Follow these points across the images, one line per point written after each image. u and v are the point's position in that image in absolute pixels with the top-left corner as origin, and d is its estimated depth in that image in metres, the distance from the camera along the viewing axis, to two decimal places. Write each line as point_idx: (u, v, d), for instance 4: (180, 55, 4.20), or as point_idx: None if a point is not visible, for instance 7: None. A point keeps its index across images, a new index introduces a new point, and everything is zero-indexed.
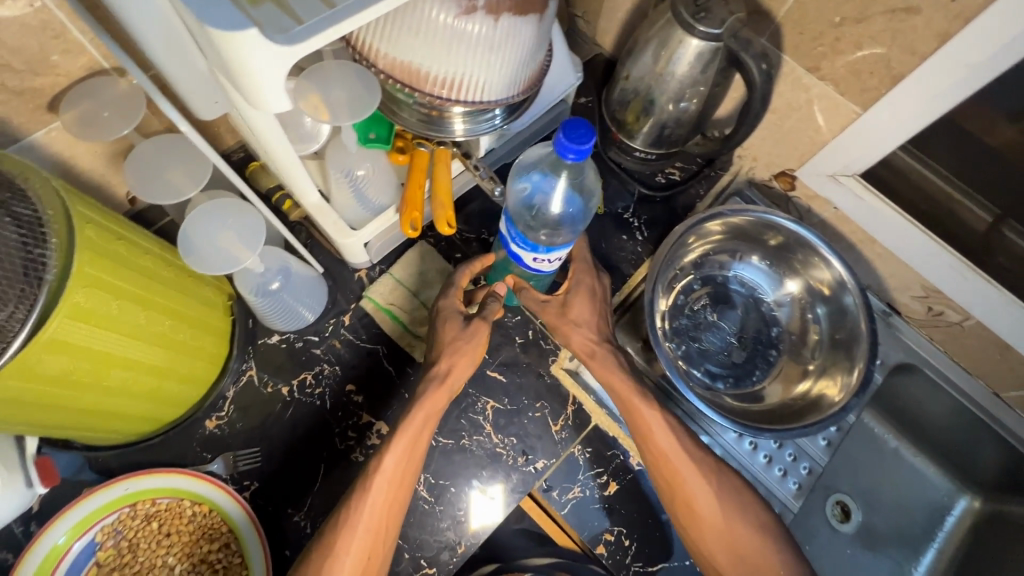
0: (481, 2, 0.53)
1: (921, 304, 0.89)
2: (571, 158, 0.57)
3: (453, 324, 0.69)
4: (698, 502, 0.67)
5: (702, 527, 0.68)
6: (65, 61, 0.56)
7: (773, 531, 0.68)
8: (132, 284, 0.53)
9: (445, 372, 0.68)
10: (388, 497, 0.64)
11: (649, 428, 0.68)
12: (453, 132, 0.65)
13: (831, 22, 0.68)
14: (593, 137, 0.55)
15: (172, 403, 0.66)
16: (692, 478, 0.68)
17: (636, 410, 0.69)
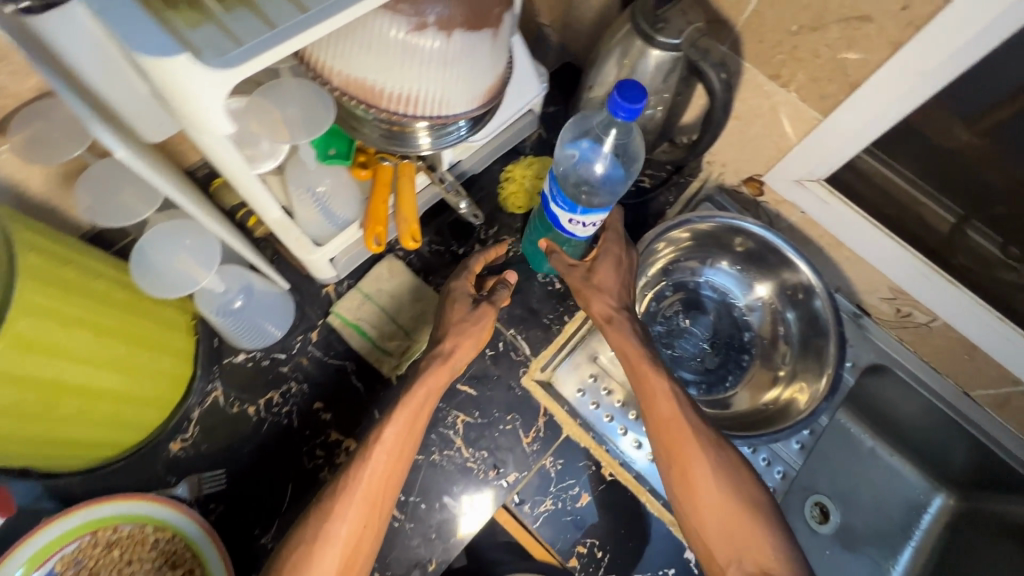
0: (432, 18, 0.52)
1: (890, 306, 0.90)
2: (622, 117, 0.59)
3: (461, 309, 0.72)
4: (692, 474, 0.67)
5: (694, 502, 0.66)
6: (12, 82, 0.54)
7: (764, 513, 0.66)
8: (82, 310, 0.52)
9: (449, 354, 0.70)
10: (385, 471, 0.64)
11: (649, 394, 0.69)
12: (418, 146, 0.64)
13: (789, 31, 0.68)
14: (645, 97, 0.58)
15: (132, 428, 0.65)
16: (690, 447, 0.67)
17: (641, 378, 0.70)
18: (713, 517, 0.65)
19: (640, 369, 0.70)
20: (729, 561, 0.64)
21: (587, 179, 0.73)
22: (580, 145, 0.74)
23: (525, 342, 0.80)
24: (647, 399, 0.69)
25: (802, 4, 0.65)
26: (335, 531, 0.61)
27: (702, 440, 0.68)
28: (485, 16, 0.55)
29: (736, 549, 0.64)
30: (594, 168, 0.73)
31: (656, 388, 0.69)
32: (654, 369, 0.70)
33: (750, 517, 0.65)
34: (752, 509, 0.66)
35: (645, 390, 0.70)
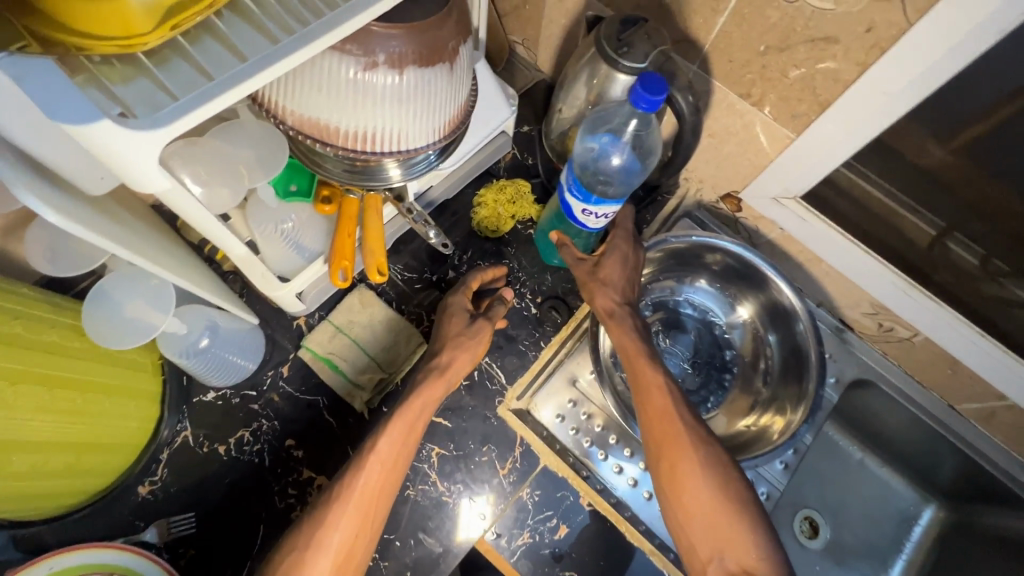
0: (382, 57, 0.50)
1: (872, 320, 0.89)
2: (643, 108, 0.59)
3: (459, 321, 0.73)
4: (682, 470, 0.65)
5: (683, 500, 0.64)
6: None
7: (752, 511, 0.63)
8: (28, 365, 0.51)
9: (448, 365, 0.70)
10: (378, 479, 0.63)
11: (645, 389, 0.68)
12: (388, 178, 0.63)
13: (757, 51, 0.67)
14: (666, 89, 0.58)
15: (97, 473, 0.64)
16: (681, 444, 0.65)
17: (639, 376, 0.69)
18: (698, 514, 0.63)
19: (638, 366, 0.69)
20: (711, 558, 0.62)
21: (605, 171, 0.72)
22: (600, 137, 0.72)
23: (500, 369, 0.79)
24: (644, 394, 0.68)
25: (768, 25, 0.64)
26: (326, 538, 0.60)
27: (693, 438, 0.66)
28: (440, 51, 0.52)
29: (718, 546, 0.62)
30: (613, 161, 0.72)
31: (653, 385, 0.68)
32: (651, 366, 0.69)
33: (735, 516, 0.63)
34: (739, 508, 0.63)
35: (642, 386, 0.69)
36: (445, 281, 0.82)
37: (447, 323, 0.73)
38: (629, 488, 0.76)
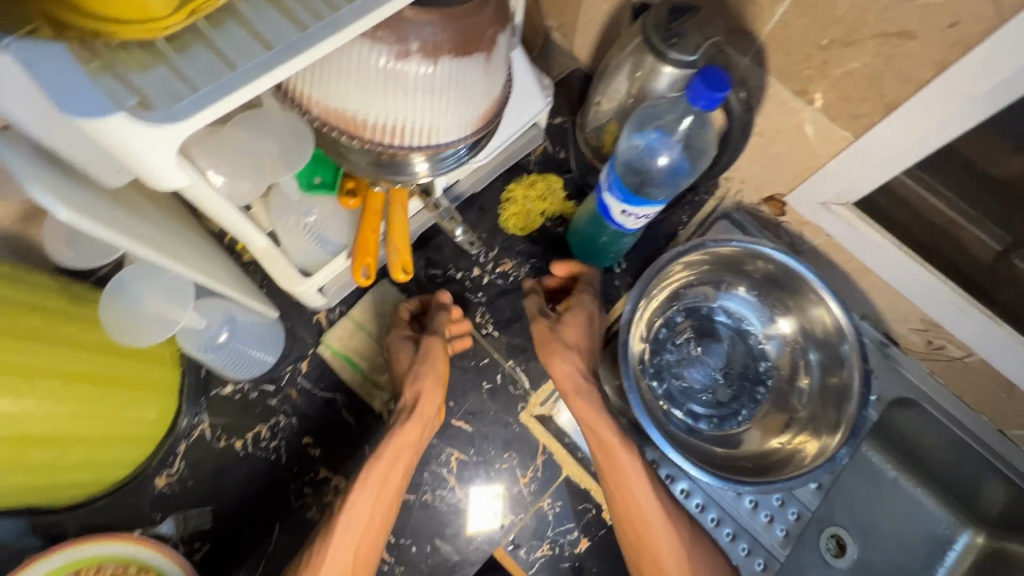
0: (415, 46, 0.46)
1: (920, 337, 0.83)
2: (701, 105, 0.54)
3: (406, 353, 0.71)
4: (659, 550, 0.64)
5: (658, 571, 0.64)
6: None
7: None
8: (43, 359, 0.49)
9: (420, 409, 0.67)
10: (363, 540, 0.63)
11: (621, 474, 0.66)
12: (415, 174, 0.57)
13: (819, 44, 0.61)
14: (728, 86, 0.52)
15: (116, 465, 0.63)
16: (660, 529, 0.65)
17: (606, 455, 0.67)
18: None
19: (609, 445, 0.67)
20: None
21: (652, 171, 0.67)
22: (647, 134, 0.66)
23: (524, 374, 0.76)
24: (613, 477, 0.66)
25: (835, 17, 0.58)
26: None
27: (665, 518, 0.65)
28: (477, 40, 0.48)
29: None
30: (661, 160, 0.67)
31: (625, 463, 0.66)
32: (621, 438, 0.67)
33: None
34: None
35: (612, 470, 0.66)
36: (470, 278, 0.79)
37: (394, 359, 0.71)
38: None
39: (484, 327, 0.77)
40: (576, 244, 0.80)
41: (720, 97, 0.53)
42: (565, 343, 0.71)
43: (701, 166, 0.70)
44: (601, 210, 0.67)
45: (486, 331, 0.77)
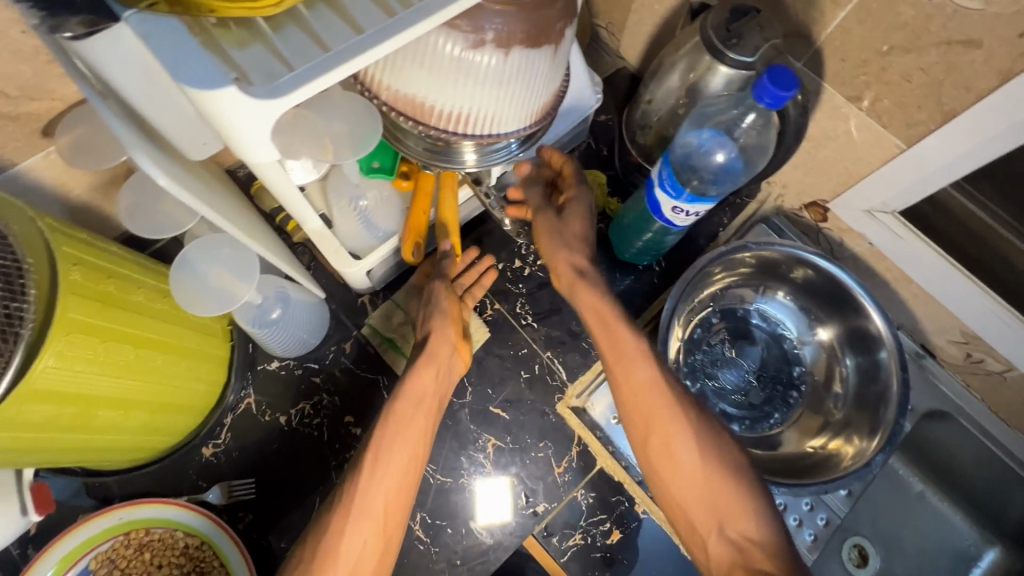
0: (490, 36, 0.47)
1: (959, 350, 0.83)
2: (766, 102, 0.55)
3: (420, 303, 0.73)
4: (669, 442, 0.58)
5: (675, 471, 0.57)
6: (62, 86, 0.54)
7: (746, 475, 0.56)
8: (120, 325, 0.51)
9: (434, 348, 0.66)
10: (398, 482, 0.59)
11: (628, 363, 0.61)
12: (463, 162, 0.59)
13: (878, 50, 0.61)
14: (798, 85, 0.54)
15: (168, 432, 0.65)
16: (672, 421, 0.58)
17: (605, 336, 0.63)
18: (683, 478, 0.57)
19: (611, 318, 0.63)
20: (712, 530, 0.55)
21: (706, 168, 0.68)
22: (702, 133, 0.67)
23: (561, 366, 0.77)
24: (613, 357, 0.62)
25: (897, 23, 0.58)
26: (344, 549, 0.56)
27: (672, 404, 0.58)
28: (548, 32, 0.49)
29: (717, 515, 0.55)
30: (716, 158, 0.68)
31: (626, 340, 0.62)
32: (622, 314, 0.63)
33: (724, 480, 0.56)
34: (730, 474, 0.56)
35: (612, 349, 0.62)
36: (510, 270, 0.80)
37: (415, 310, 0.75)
38: None
39: (523, 318, 0.78)
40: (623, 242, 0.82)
41: (787, 96, 0.55)
42: (558, 247, 0.69)
43: (755, 168, 0.72)
44: (652, 205, 0.69)
45: (525, 322, 0.78)
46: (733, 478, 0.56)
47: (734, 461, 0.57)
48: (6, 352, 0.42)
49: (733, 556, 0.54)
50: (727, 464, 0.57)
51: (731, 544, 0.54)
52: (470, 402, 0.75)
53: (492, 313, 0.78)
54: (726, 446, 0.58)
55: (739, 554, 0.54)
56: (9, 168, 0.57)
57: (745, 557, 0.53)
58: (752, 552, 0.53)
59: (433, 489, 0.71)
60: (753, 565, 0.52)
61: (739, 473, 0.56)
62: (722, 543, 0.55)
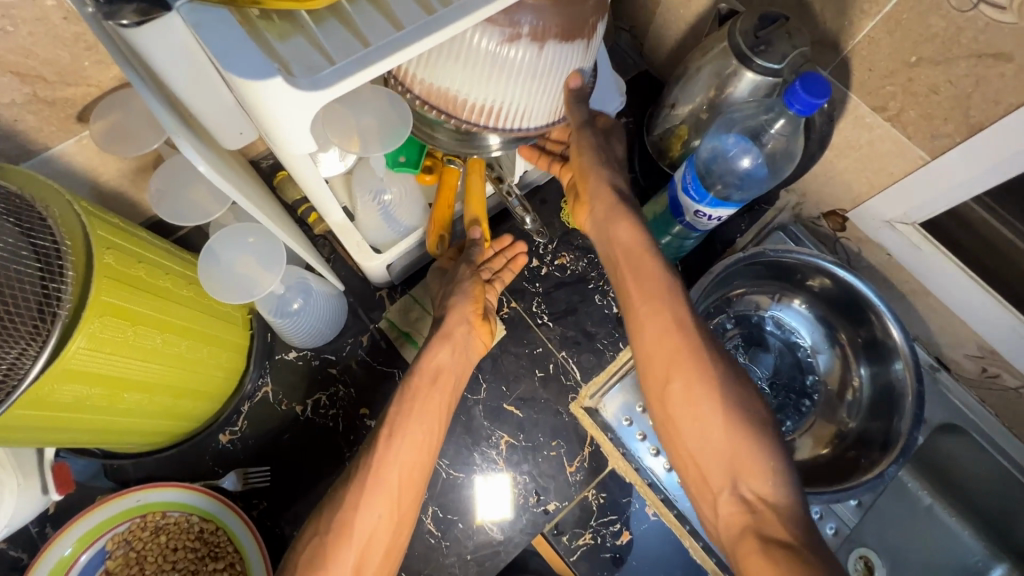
0: (527, 29, 0.47)
1: (975, 364, 0.82)
2: (796, 109, 0.56)
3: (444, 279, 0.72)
4: (693, 393, 0.56)
5: (690, 414, 0.56)
6: (97, 71, 0.55)
7: (767, 433, 0.55)
8: (148, 310, 0.51)
9: (449, 327, 0.67)
10: (412, 462, 0.60)
11: (654, 300, 0.59)
12: (489, 146, 0.59)
13: (906, 62, 0.61)
14: (830, 94, 0.54)
15: (186, 418, 0.66)
16: (695, 363, 0.56)
17: (632, 279, 0.61)
18: (698, 430, 0.56)
19: (644, 259, 0.61)
20: (724, 485, 0.54)
21: (730, 171, 0.70)
22: (726, 138, 0.69)
23: (576, 366, 0.77)
24: (640, 301, 0.59)
25: (927, 34, 0.58)
26: (358, 523, 0.57)
27: (698, 353, 0.57)
28: (582, 27, 0.50)
29: (732, 470, 0.54)
30: (742, 163, 0.69)
31: (656, 285, 0.59)
32: (655, 259, 0.61)
33: (743, 437, 0.54)
34: (749, 432, 0.55)
35: (640, 293, 0.60)
36: (528, 269, 0.80)
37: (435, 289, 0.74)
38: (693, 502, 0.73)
39: (540, 317, 0.79)
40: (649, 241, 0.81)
41: (818, 102, 0.55)
42: (592, 170, 0.66)
43: (782, 173, 0.72)
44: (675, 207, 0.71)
45: (540, 321, 0.79)
46: (754, 436, 0.55)
47: (756, 418, 0.56)
48: (45, 332, 0.43)
49: (742, 514, 0.53)
50: (747, 421, 0.55)
51: (741, 500, 0.53)
52: (484, 398, 0.75)
53: (508, 310, 0.79)
54: (750, 405, 0.56)
55: (749, 511, 0.52)
56: (41, 151, 0.58)
57: (756, 515, 0.52)
58: (765, 511, 0.52)
59: (447, 484, 0.72)
60: (764, 525, 0.51)
61: (759, 431, 0.55)
62: (733, 499, 0.53)
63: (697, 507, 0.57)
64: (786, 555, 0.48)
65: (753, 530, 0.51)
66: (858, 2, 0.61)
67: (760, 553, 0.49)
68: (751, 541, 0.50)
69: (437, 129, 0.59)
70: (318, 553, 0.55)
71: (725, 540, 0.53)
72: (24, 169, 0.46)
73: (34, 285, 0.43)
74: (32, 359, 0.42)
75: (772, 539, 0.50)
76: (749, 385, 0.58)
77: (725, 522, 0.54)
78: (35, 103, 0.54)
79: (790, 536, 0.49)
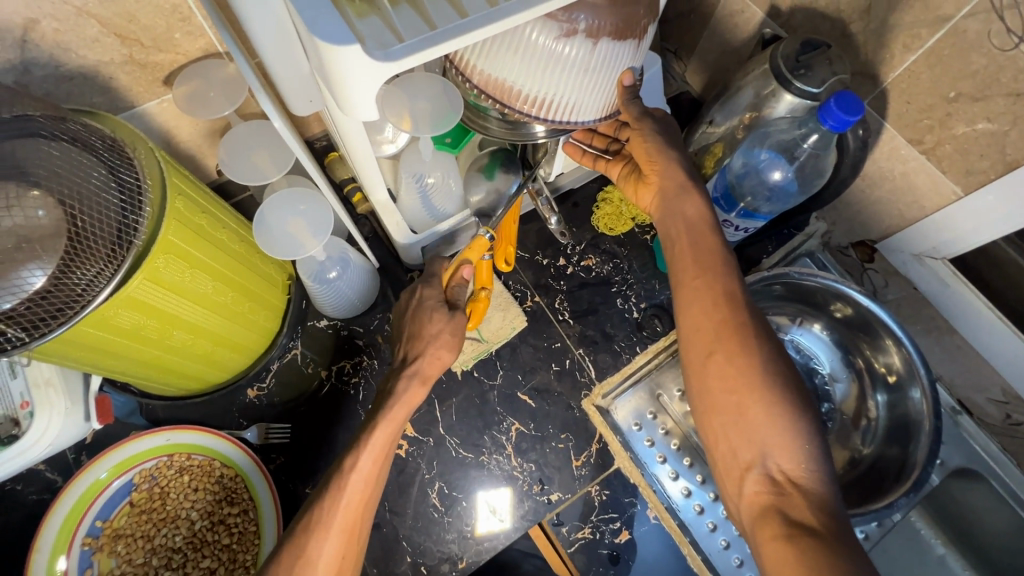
0: (583, 26, 0.51)
1: (999, 410, 0.80)
2: (830, 125, 0.58)
3: (441, 313, 0.67)
4: (731, 367, 0.57)
5: (725, 391, 0.57)
6: (186, 41, 0.61)
7: (804, 415, 0.55)
8: (206, 256, 0.56)
9: (426, 372, 0.66)
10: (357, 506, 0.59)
11: (712, 271, 0.61)
12: (535, 134, 0.64)
13: (945, 96, 0.62)
14: (863, 111, 0.56)
15: (220, 369, 0.70)
16: (736, 345, 0.57)
17: (687, 255, 0.63)
18: (733, 406, 0.57)
19: (703, 237, 0.63)
20: (753, 462, 0.55)
21: (760, 185, 0.74)
22: (759, 154, 0.73)
23: (592, 364, 0.79)
24: (693, 276, 0.61)
25: (968, 70, 0.59)
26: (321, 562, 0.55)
27: (742, 332, 0.58)
28: (633, 27, 0.54)
29: (761, 448, 0.55)
30: (774, 175, 0.73)
31: (711, 262, 0.62)
32: (711, 239, 0.63)
33: (781, 416, 0.55)
34: (786, 413, 0.55)
35: (695, 268, 0.62)
36: (554, 266, 0.83)
37: (428, 319, 0.68)
38: (694, 513, 0.74)
39: (561, 313, 0.81)
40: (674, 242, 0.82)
41: (851, 119, 0.57)
42: (660, 154, 0.65)
43: (809, 188, 0.76)
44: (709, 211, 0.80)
45: (562, 317, 0.81)
46: (793, 416, 0.55)
47: (797, 398, 0.56)
48: (119, 258, 0.47)
49: (766, 493, 0.54)
50: (786, 399, 0.55)
51: (767, 479, 0.54)
52: (500, 384, 0.78)
53: (532, 303, 0.81)
54: (792, 385, 0.56)
55: (775, 491, 0.54)
56: (127, 108, 0.65)
57: (783, 496, 0.53)
58: (791, 491, 0.53)
59: (456, 462, 0.74)
60: (789, 507, 0.52)
61: (797, 412, 0.55)
62: (760, 477, 0.55)
63: (719, 484, 0.59)
64: (807, 539, 0.49)
65: (777, 510, 0.53)
66: (900, 36, 0.63)
67: (782, 538, 0.51)
68: (773, 521, 0.52)
69: (489, 118, 0.64)
70: (332, 504, 0.58)
71: (745, 518, 0.55)
72: (120, 119, 0.51)
73: (116, 214, 0.47)
74: (105, 281, 0.46)
75: (796, 522, 0.51)
76: (792, 366, 0.58)
77: (748, 500, 0.55)
78: (130, 64, 0.60)
79: (814, 520, 0.51)
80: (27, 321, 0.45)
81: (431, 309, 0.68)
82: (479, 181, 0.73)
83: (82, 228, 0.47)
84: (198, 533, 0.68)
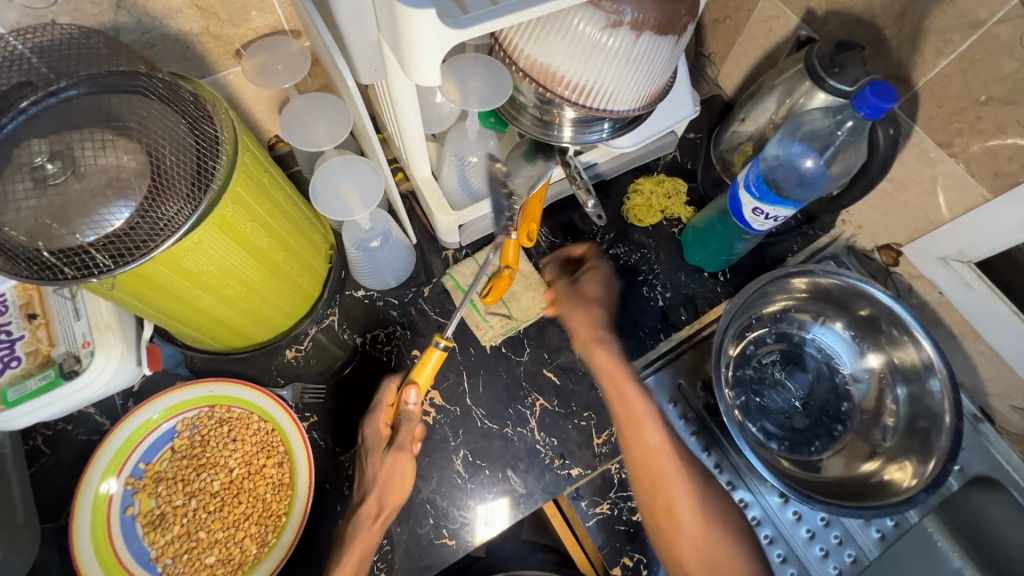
0: (629, 18, 0.55)
1: (1022, 417, 0.79)
2: (864, 113, 0.60)
3: (376, 456, 0.69)
4: (673, 504, 0.67)
5: (671, 521, 0.67)
6: (258, 18, 0.66)
7: (729, 521, 0.67)
8: (266, 211, 0.59)
9: (384, 507, 0.67)
10: None
11: (636, 425, 0.70)
12: (561, 136, 0.68)
13: (976, 99, 0.65)
14: (897, 99, 0.58)
15: (265, 328, 0.74)
16: (674, 483, 0.67)
17: (621, 410, 0.71)
18: (680, 538, 0.66)
19: (626, 393, 0.71)
20: None
21: (792, 174, 0.74)
22: (792, 145, 0.74)
23: (616, 347, 0.82)
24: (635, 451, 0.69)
25: (998, 75, 0.61)
26: None
27: (677, 472, 0.68)
28: (675, 24, 0.57)
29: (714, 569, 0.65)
30: (806, 162, 0.73)
31: (639, 428, 0.70)
32: (631, 386, 0.72)
33: (717, 531, 0.66)
34: (718, 524, 0.67)
35: (633, 445, 0.69)
36: None
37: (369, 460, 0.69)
38: None
39: None
40: (706, 229, 0.82)
41: (884, 108, 0.60)
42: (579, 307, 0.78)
43: (832, 186, 0.78)
44: (735, 207, 0.76)
45: None
46: (720, 522, 0.67)
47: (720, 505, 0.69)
48: (198, 196, 0.51)
49: None
50: (718, 513, 0.68)
51: None
52: (526, 362, 0.80)
53: None
54: (718, 501, 0.68)
55: None
56: (200, 76, 0.70)
57: None
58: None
59: (482, 432, 0.77)
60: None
61: (723, 512, 0.68)
62: None
63: None
64: None
65: None
66: (933, 41, 0.65)
67: None
68: None
69: (523, 112, 0.68)
70: None
71: None
72: (201, 81, 0.56)
73: (195, 159, 0.51)
74: (184, 219, 0.50)
75: None
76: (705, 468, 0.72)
77: None
78: (206, 35, 0.65)
79: None
80: (115, 249, 0.48)
81: (371, 449, 0.70)
82: (520, 164, 0.76)
83: (162, 168, 0.50)
84: (235, 480, 0.71)
